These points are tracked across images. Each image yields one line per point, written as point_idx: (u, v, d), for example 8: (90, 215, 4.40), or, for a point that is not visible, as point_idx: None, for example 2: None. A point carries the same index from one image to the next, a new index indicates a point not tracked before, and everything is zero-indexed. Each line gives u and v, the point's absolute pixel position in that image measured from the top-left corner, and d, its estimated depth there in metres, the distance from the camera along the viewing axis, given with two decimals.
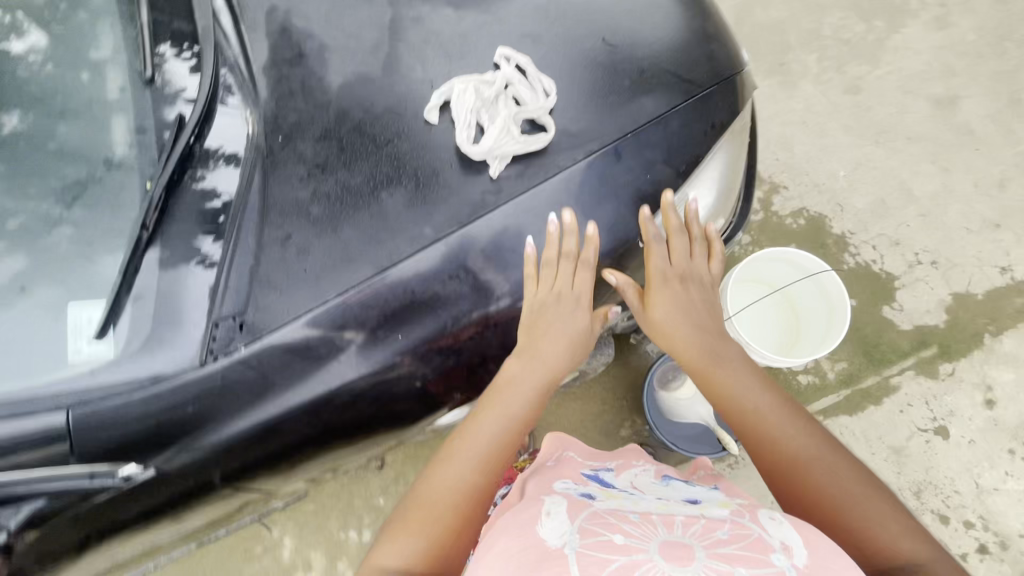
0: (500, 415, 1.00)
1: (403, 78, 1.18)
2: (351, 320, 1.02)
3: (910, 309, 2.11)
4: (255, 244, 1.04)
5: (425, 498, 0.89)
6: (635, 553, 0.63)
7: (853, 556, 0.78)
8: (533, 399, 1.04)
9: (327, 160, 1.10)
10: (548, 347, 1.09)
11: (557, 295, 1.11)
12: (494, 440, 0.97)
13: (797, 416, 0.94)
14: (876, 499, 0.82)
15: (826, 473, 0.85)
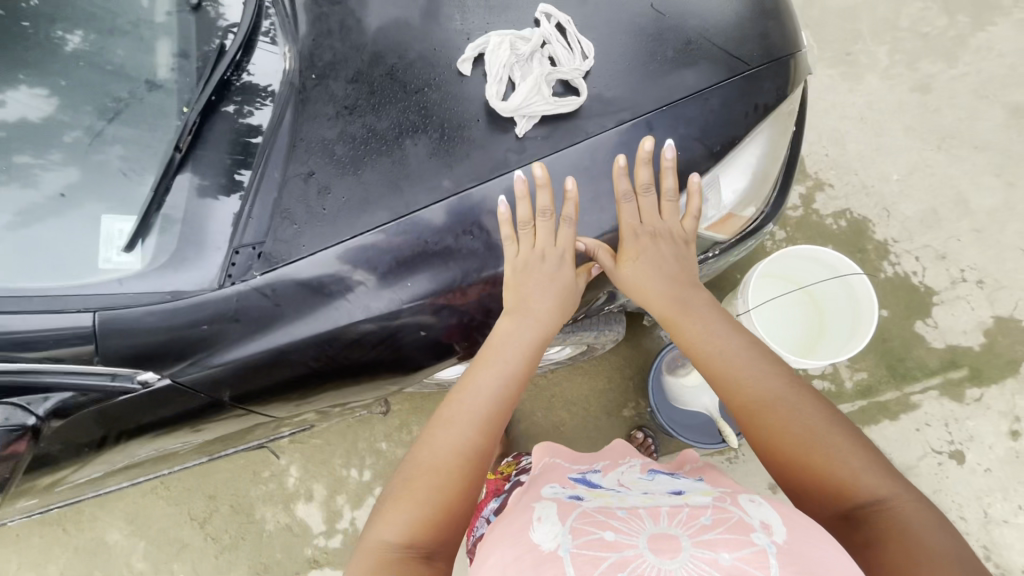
0: (497, 370, 0.95)
1: (440, 27, 1.17)
2: (363, 263, 1.04)
3: (945, 327, 2.02)
4: (280, 179, 1.06)
5: (425, 462, 0.85)
6: (625, 550, 0.65)
7: (826, 501, 0.76)
8: (528, 353, 0.99)
9: (357, 103, 1.11)
10: (540, 304, 1.04)
11: (540, 255, 1.06)
12: (489, 396, 0.92)
13: (761, 356, 0.89)
14: (841, 436, 0.79)
15: (791, 415, 0.81)
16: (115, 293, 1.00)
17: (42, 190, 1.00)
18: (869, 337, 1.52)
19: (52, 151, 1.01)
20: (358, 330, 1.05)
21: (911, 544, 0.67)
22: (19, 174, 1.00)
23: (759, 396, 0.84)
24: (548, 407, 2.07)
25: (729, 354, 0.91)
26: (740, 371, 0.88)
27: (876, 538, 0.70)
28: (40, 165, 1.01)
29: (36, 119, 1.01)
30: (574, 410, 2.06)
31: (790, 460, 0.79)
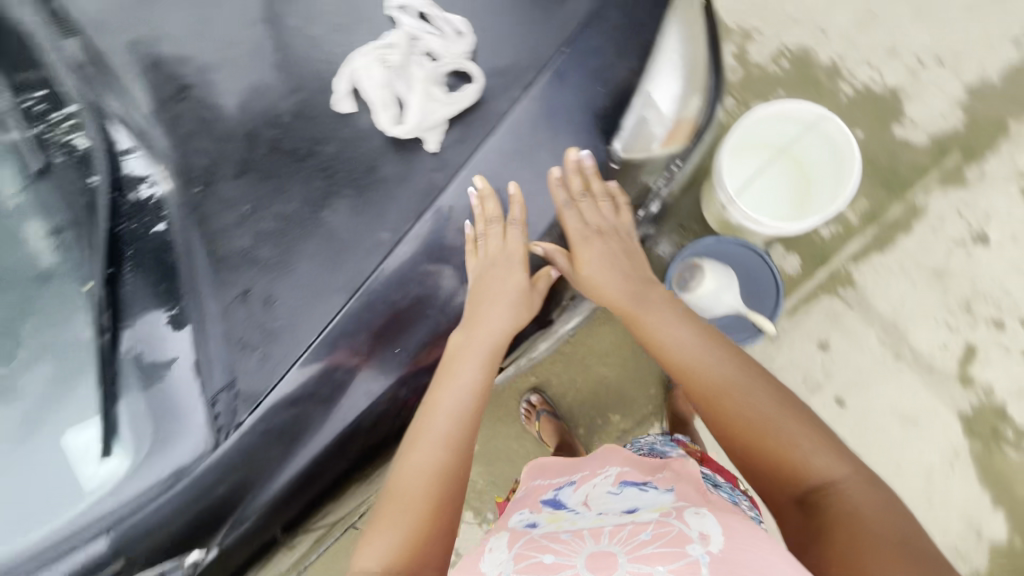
0: (455, 391, 1.08)
1: (301, 73, 1.04)
2: (347, 353, 0.97)
3: (923, 120, 1.94)
4: (220, 310, 0.97)
5: (400, 486, 0.99)
6: (561, 570, 0.81)
7: (776, 477, 0.98)
8: (481, 368, 1.11)
9: (256, 196, 0.99)
10: (490, 313, 1.14)
11: (493, 261, 1.13)
12: (455, 416, 1.06)
13: (722, 352, 1.12)
14: (791, 422, 1.01)
15: (746, 403, 1.04)
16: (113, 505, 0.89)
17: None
18: (858, 171, 1.44)
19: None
20: (373, 413, 1.02)
21: (849, 520, 0.89)
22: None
23: (721, 389, 1.07)
24: (584, 370, 2.09)
25: (695, 355, 1.14)
26: (704, 370, 1.10)
27: (821, 509, 0.93)
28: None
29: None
30: (609, 361, 2.08)
31: (755, 441, 1.01)
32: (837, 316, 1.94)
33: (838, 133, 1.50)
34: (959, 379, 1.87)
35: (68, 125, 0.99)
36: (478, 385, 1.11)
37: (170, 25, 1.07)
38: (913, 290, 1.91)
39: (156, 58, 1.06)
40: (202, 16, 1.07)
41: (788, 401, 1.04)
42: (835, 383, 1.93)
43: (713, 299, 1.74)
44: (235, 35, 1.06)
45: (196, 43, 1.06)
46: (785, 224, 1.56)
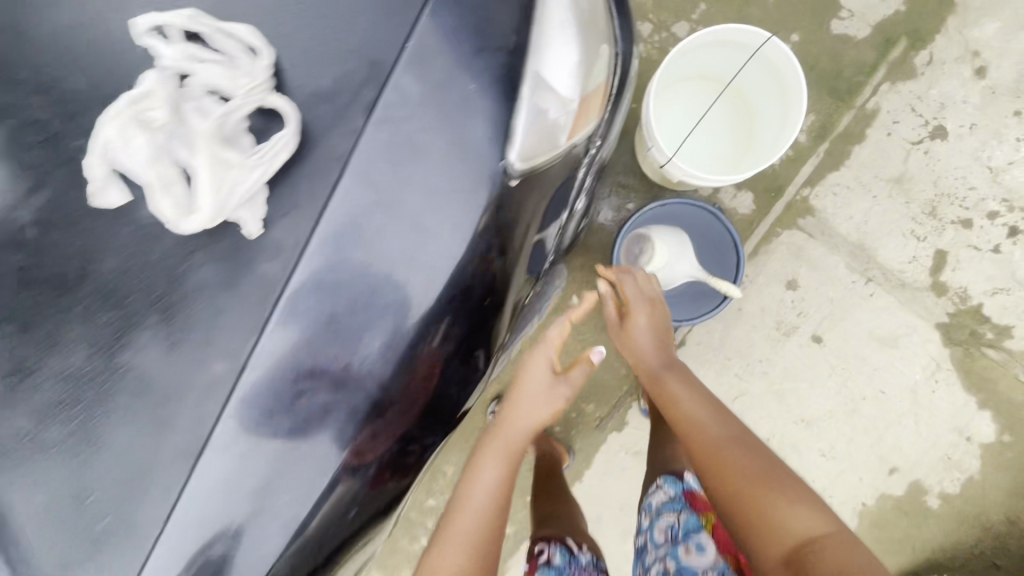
0: (498, 459, 1.26)
1: (39, 160, 0.72)
2: (210, 532, 0.71)
3: (862, 8, 1.69)
4: (21, 518, 0.71)
5: (435, 563, 1.12)
6: None
7: (765, 528, 0.98)
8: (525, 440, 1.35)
9: (27, 356, 0.71)
10: (528, 417, 1.32)
11: (537, 379, 1.35)
12: (488, 490, 1.20)
13: (724, 416, 1.17)
14: (784, 480, 1.02)
15: (744, 453, 1.08)
16: None
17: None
18: (807, 96, 1.26)
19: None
20: None
21: (837, 568, 0.88)
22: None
23: (730, 437, 1.11)
24: None
25: (708, 414, 1.19)
26: (712, 423, 1.16)
27: (816, 564, 0.89)
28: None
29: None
30: (573, 350, 1.88)
31: (754, 484, 1.03)
32: (801, 250, 1.77)
33: (783, 62, 1.29)
34: (933, 289, 1.75)
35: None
36: (518, 449, 1.29)
37: None
38: (876, 205, 1.74)
39: None
40: None
41: (778, 466, 1.06)
42: (808, 321, 1.79)
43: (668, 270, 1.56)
44: None
45: None
46: (721, 178, 1.35)
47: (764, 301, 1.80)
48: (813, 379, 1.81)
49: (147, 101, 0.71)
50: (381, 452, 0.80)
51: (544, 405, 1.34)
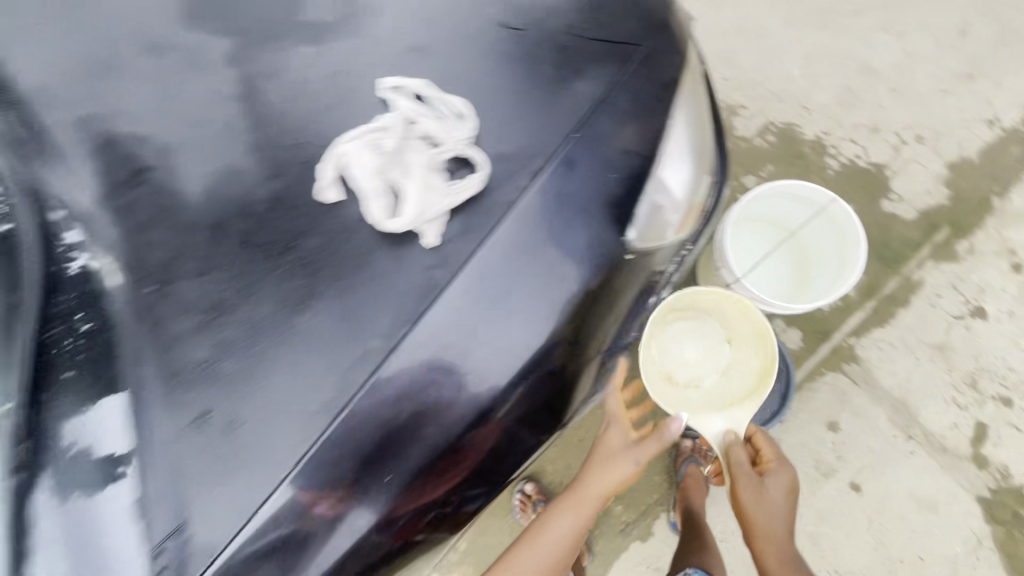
0: (571, 510, 1.21)
1: (279, 147, 0.92)
2: (323, 487, 0.82)
3: (910, 194, 1.97)
4: (175, 445, 0.81)
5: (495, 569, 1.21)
6: None
7: None
8: (599, 502, 1.23)
9: (221, 298, 0.84)
10: (615, 477, 1.23)
11: (612, 449, 1.27)
12: (568, 532, 1.20)
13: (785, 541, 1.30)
14: None
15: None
16: None
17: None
18: (860, 270, 1.42)
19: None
20: (348, 549, 0.84)
21: None
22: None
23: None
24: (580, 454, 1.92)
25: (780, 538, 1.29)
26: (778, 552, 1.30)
27: None
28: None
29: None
30: None
31: None
32: (844, 394, 1.85)
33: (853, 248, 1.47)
34: (973, 461, 1.78)
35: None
36: (593, 508, 1.23)
37: (131, 99, 0.95)
38: (919, 367, 1.85)
39: (112, 139, 0.93)
40: (168, 88, 0.96)
41: None
42: (847, 467, 1.81)
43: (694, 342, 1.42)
44: (206, 113, 0.94)
45: (161, 118, 0.93)
46: (768, 302, 1.52)
47: (803, 434, 1.84)
48: (849, 527, 1.78)
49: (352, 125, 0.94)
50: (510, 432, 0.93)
51: (619, 473, 1.24)
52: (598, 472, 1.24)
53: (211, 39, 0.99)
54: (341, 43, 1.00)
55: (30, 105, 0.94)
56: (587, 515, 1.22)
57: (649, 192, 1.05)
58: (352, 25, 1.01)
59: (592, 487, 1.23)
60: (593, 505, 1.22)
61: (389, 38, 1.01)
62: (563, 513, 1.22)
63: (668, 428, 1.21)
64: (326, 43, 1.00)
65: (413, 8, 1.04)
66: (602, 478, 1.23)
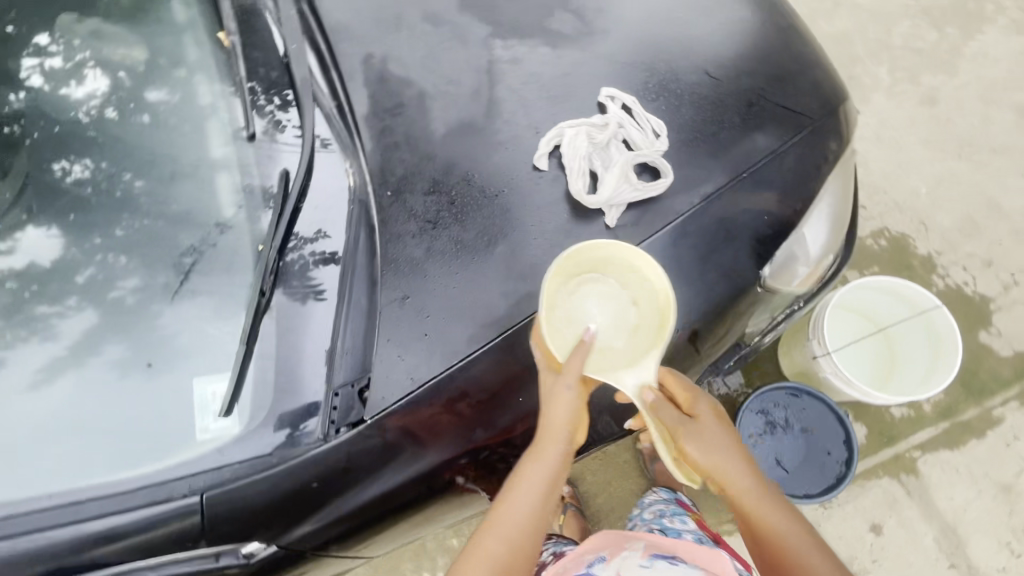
0: (530, 479, 0.88)
1: (509, 118, 1.15)
2: (472, 386, 0.98)
3: (1010, 333, 2.00)
4: (373, 316, 1.00)
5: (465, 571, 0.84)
6: None
7: None
8: (557, 461, 0.89)
9: (439, 216, 1.05)
10: (562, 423, 0.88)
11: (549, 390, 0.91)
12: (537, 496, 0.87)
13: (777, 510, 0.90)
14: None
15: None
16: (217, 466, 0.87)
17: (74, 349, 0.90)
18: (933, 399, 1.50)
19: (75, 298, 0.92)
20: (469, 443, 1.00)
21: None
22: (37, 326, 0.90)
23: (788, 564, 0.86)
24: (623, 474, 1.92)
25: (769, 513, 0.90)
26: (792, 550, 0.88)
27: None
28: (60, 312, 0.91)
29: (53, 264, 0.93)
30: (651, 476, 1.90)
31: None
32: (896, 503, 1.86)
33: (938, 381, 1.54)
34: None
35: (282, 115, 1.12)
36: (559, 472, 0.89)
37: (403, 51, 1.20)
38: (978, 500, 1.85)
39: (383, 76, 1.17)
40: (434, 51, 1.20)
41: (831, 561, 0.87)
42: (880, 573, 1.81)
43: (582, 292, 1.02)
44: (458, 76, 1.18)
45: (423, 71, 1.17)
46: (842, 382, 1.61)
47: (845, 528, 1.86)
48: None
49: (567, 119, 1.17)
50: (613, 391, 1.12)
51: (568, 416, 0.89)
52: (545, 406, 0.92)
53: (475, 22, 1.23)
54: (572, 53, 1.23)
55: (333, 36, 1.21)
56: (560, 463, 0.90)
57: (792, 241, 1.20)
58: (584, 42, 1.24)
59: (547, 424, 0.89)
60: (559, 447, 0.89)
61: (611, 60, 1.23)
62: (524, 472, 0.89)
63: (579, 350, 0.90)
64: (561, 50, 1.23)
65: (635, 42, 1.26)
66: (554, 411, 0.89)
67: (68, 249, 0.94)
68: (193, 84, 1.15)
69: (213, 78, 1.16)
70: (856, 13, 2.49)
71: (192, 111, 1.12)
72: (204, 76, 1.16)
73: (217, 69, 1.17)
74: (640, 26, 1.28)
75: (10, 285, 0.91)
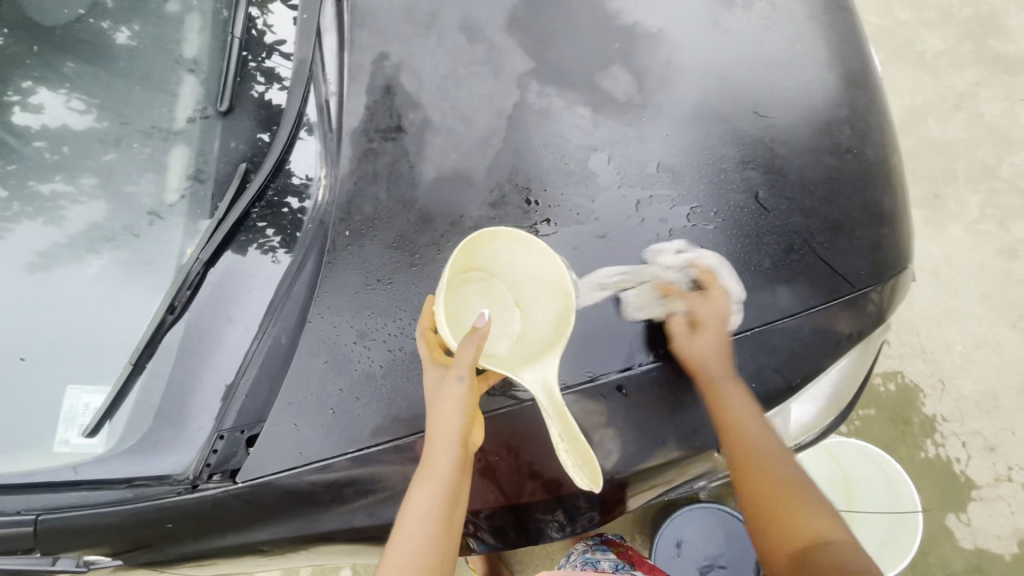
0: (426, 490, 0.77)
1: (514, 182, 1.00)
2: (364, 478, 0.88)
3: (979, 526, 1.88)
4: (286, 364, 0.90)
5: None
6: None
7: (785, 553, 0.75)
8: (454, 460, 0.78)
9: (392, 275, 0.92)
10: (451, 424, 0.78)
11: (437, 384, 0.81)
12: (434, 518, 0.75)
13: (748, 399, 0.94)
14: (787, 467, 0.86)
15: (775, 466, 0.86)
16: (70, 483, 0.81)
17: (71, 242, 0.86)
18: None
19: (88, 179, 0.88)
20: (347, 532, 0.90)
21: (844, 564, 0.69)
22: (46, 208, 0.86)
23: (748, 438, 0.88)
24: None
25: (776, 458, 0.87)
26: (743, 422, 0.90)
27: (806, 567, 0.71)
28: (71, 196, 0.87)
29: (85, 132, 0.90)
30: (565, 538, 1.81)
31: (764, 506, 0.82)
32: None
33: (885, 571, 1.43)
34: None
35: (284, 75, 1.01)
36: (456, 479, 0.78)
37: (424, 62, 1.03)
38: None
39: (390, 85, 1.02)
40: (457, 72, 1.03)
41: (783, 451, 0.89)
42: None
43: (469, 288, 0.92)
44: (473, 113, 1.01)
45: (435, 96, 1.01)
46: None
47: None
48: None
49: (576, 203, 1.01)
50: (525, 515, 0.99)
51: (456, 415, 0.78)
52: (431, 411, 0.81)
53: (517, 51, 1.05)
54: (611, 124, 1.05)
55: (353, 17, 1.04)
56: (455, 472, 0.79)
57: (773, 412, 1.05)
58: (628, 114, 1.06)
59: (435, 432, 0.79)
60: (453, 454, 0.78)
61: (653, 145, 1.05)
62: (415, 491, 0.77)
63: (470, 340, 0.79)
64: (600, 116, 1.05)
65: (688, 131, 1.07)
66: (445, 411, 0.79)
67: (100, 122, 0.91)
68: (182, 29, 0.99)
69: (206, 26, 1.00)
70: (975, 124, 2.18)
71: (165, 60, 0.97)
72: (199, 22, 1.00)
73: (213, 16, 1.00)
74: (703, 113, 1.08)
75: (37, 145, 0.88)
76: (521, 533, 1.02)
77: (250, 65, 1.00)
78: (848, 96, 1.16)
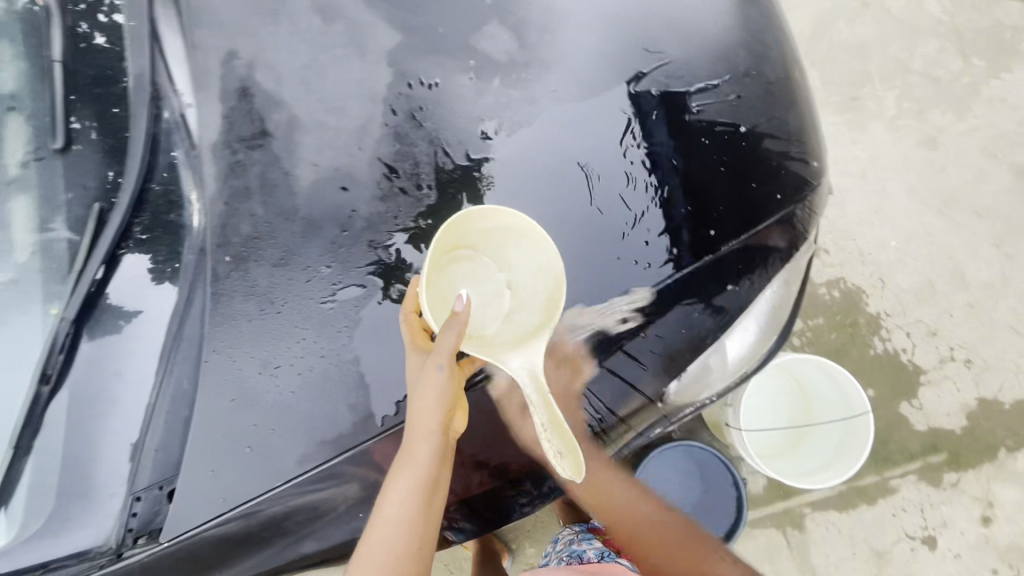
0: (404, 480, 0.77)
1: (402, 170, 0.93)
2: (300, 508, 0.84)
3: (930, 408, 1.98)
4: (191, 410, 0.83)
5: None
6: None
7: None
8: (431, 448, 0.78)
9: (285, 295, 0.86)
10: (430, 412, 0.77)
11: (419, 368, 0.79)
12: (411, 508, 0.76)
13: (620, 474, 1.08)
14: (642, 505, 1.07)
15: (639, 519, 1.05)
16: None
17: None
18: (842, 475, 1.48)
19: None
20: (298, 562, 0.88)
21: None
22: None
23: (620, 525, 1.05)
24: None
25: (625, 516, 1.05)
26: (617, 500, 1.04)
27: None
28: None
29: None
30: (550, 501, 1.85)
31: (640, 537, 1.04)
32: (776, 551, 1.93)
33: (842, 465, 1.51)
34: None
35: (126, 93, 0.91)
36: (431, 470, 0.77)
37: (278, 54, 0.93)
38: (850, 560, 1.92)
39: (246, 86, 0.92)
40: (318, 60, 0.94)
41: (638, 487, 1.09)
42: None
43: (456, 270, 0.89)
44: (343, 102, 0.93)
45: (298, 90, 0.92)
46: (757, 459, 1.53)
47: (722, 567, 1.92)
48: None
49: (471, 181, 0.95)
50: (480, 504, 0.98)
51: (435, 401, 0.77)
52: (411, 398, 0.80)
53: (380, 25, 0.96)
54: (495, 88, 0.98)
55: (190, 15, 0.93)
56: (433, 468, 0.78)
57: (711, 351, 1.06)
58: (512, 74, 0.99)
59: (415, 423, 0.78)
60: (431, 445, 0.77)
61: (544, 104, 0.99)
62: (392, 479, 0.77)
63: (450, 327, 0.76)
64: (482, 82, 0.98)
65: (578, 81, 1.01)
66: (423, 401, 0.77)
67: None
68: None
69: (20, 49, 0.87)
70: (883, 19, 2.17)
71: None
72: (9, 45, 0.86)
73: (24, 36, 0.87)
74: (590, 59, 1.02)
75: None
76: (481, 521, 1.01)
77: (85, 87, 0.89)
78: (739, 15, 1.11)
